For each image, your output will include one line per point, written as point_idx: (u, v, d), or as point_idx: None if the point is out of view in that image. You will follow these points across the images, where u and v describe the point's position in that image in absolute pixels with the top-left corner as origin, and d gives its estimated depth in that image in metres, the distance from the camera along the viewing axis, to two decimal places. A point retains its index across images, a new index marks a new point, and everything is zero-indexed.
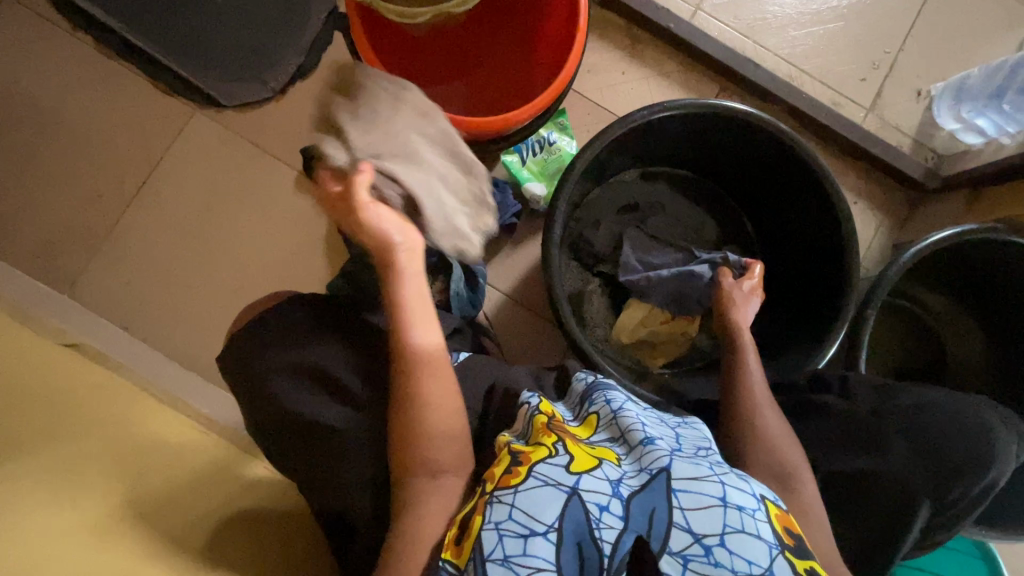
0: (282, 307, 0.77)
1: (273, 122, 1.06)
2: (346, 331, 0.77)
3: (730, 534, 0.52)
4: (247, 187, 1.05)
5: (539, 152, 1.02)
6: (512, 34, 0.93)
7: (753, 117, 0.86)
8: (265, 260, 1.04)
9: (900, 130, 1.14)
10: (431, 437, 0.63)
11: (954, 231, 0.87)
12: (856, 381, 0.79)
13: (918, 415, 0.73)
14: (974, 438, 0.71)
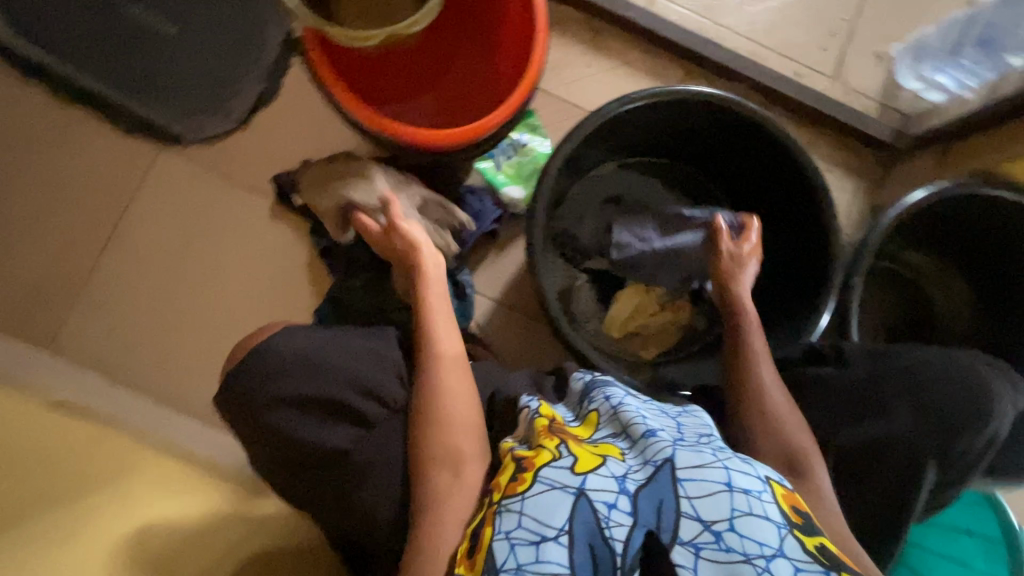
0: (276, 338, 0.74)
1: (239, 153, 1.04)
2: (347, 352, 0.75)
3: (739, 518, 0.51)
4: (222, 221, 1.04)
5: (513, 155, 1.01)
6: (474, 36, 0.90)
7: (722, 99, 0.86)
8: (248, 293, 1.02)
9: (864, 94, 1.16)
10: (449, 429, 0.68)
11: (931, 189, 0.87)
12: (851, 350, 0.79)
13: (911, 377, 0.74)
14: (974, 392, 0.71)
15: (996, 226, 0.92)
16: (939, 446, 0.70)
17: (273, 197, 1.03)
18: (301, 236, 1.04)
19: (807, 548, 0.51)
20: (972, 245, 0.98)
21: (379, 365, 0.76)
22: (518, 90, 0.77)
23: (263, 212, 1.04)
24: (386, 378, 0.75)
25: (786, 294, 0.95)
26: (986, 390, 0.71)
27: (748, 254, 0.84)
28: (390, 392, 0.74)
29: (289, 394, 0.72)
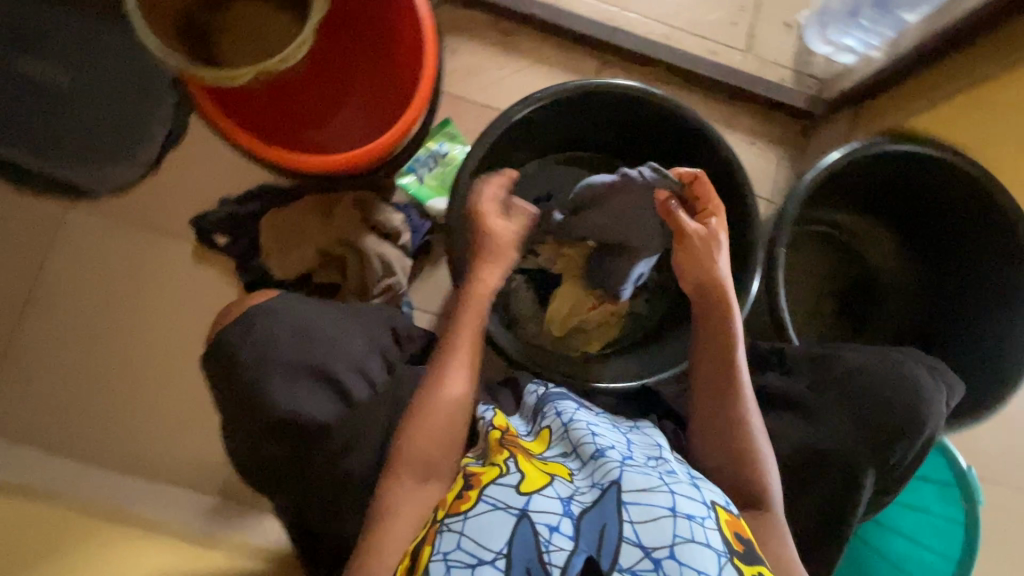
0: (278, 301, 0.76)
1: (152, 198, 1.00)
2: (343, 329, 0.76)
3: (679, 546, 0.51)
4: (146, 271, 1.00)
5: (434, 166, 0.99)
6: (367, 44, 0.87)
7: (625, 88, 0.86)
8: (180, 342, 0.99)
9: (779, 64, 1.17)
10: (437, 409, 0.69)
11: (849, 148, 0.88)
12: (793, 353, 0.84)
13: (851, 382, 0.79)
14: (903, 396, 0.77)
15: (918, 180, 0.94)
16: (875, 449, 0.75)
17: (194, 239, 1.00)
18: (227, 276, 1.01)
19: None
20: (897, 199, 1.00)
21: (371, 346, 0.77)
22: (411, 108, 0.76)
23: (185, 256, 1.00)
24: (372, 360, 0.75)
25: None
26: (917, 389, 0.78)
27: (716, 229, 0.75)
28: (378, 375, 0.75)
29: (288, 356, 0.71)
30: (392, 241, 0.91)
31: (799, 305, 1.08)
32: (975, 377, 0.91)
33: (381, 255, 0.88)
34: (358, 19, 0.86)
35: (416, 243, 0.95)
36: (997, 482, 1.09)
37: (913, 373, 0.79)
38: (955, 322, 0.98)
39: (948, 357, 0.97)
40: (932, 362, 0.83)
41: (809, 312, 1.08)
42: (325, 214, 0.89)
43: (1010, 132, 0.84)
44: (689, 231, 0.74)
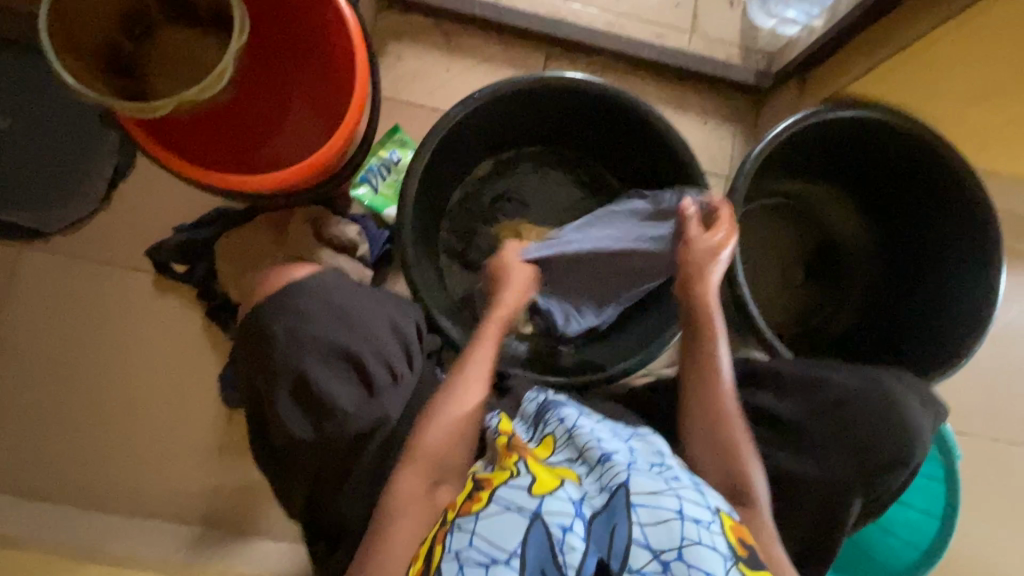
0: (313, 277, 0.74)
1: (107, 233, 0.99)
2: (373, 314, 0.74)
3: (687, 547, 0.51)
4: (108, 307, 0.99)
5: (388, 174, 1.00)
6: (300, 60, 0.87)
7: (574, 81, 0.85)
8: (152, 374, 0.99)
9: (725, 41, 1.17)
10: (454, 405, 0.70)
11: (803, 114, 0.88)
12: (788, 376, 0.80)
13: (842, 408, 0.76)
14: (894, 430, 0.74)
15: (873, 146, 0.94)
16: (857, 478, 0.73)
17: (152, 269, 0.99)
18: (190, 304, 1.00)
19: None
20: (853, 165, 1.01)
21: (398, 333, 0.75)
22: (348, 117, 0.76)
23: (148, 287, 1.00)
24: (398, 351, 0.74)
25: None
26: (905, 411, 0.76)
27: (722, 242, 0.80)
28: (400, 366, 0.74)
29: (325, 335, 0.70)
30: (349, 254, 0.90)
31: (765, 278, 1.09)
32: (941, 341, 0.90)
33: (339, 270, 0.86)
34: (289, 36, 0.86)
35: (375, 253, 0.95)
36: (974, 433, 1.11)
37: (898, 394, 0.77)
38: (912, 318, 0.97)
39: (911, 321, 0.97)
40: (916, 383, 0.80)
41: (775, 282, 1.09)
42: (278, 237, 0.87)
43: (950, 87, 0.85)
44: (694, 236, 0.80)
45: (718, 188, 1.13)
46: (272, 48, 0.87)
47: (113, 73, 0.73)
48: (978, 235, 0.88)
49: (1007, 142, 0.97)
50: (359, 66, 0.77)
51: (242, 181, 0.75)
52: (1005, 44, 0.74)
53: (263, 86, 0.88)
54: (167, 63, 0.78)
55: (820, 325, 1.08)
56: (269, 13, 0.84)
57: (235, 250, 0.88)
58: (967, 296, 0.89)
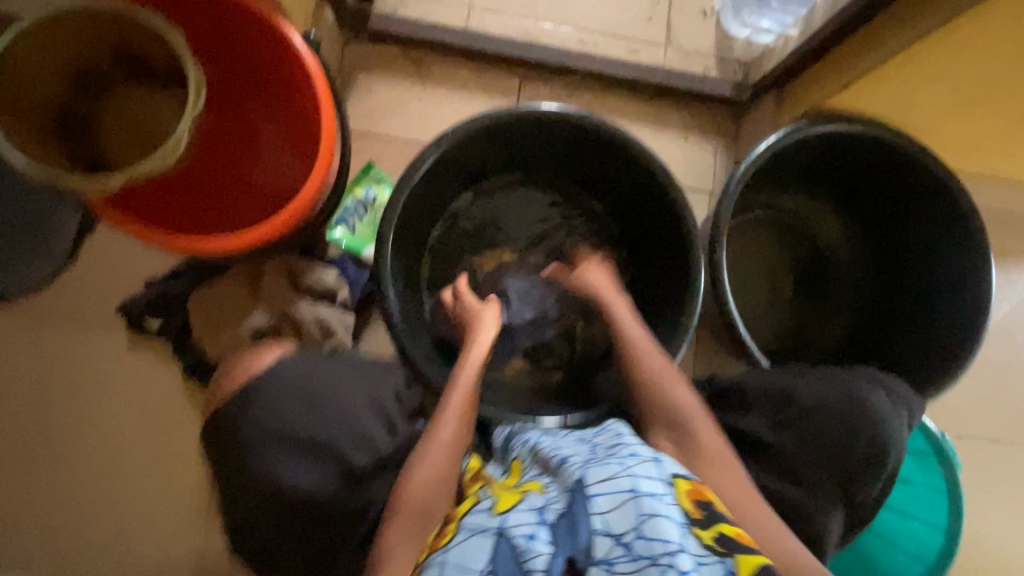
0: (283, 365, 0.73)
1: (75, 291, 0.95)
2: (347, 395, 0.73)
3: (644, 522, 0.49)
4: (80, 368, 0.95)
5: (365, 214, 0.96)
6: (263, 103, 0.84)
7: (551, 113, 0.82)
8: (130, 433, 0.95)
9: (701, 53, 1.15)
10: (431, 454, 0.67)
11: (783, 132, 0.86)
12: (752, 390, 0.78)
13: (808, 420, 0.74)
14: (863, 427, 0.73)
15: (857, 157, 0.93)
16: (835, 493, 0.72)
17: (125, 326, 0.95)
18: (166, 359, 0.96)
19: (706, 543, 0.49)
20: (837, 177, 1.00)
21: (375, 409, 0.74)
22: (319, 165, 0.74)
23: (121, 343, 0.96)
24: (376, 427, 0.73)
25: (659, 283, 0.93)
26: (876, 417, 0.74)
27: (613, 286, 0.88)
28: (382, 442, 0.73)
29: (295, 429, 0.70)
30: (329, 301, 0.87)
31: (753, 293, 1.08)
32: (936, 347, 0.89)
33: (321, 320, 0.84)
34: (247, 79, 0.83)
35: (357, 297, 0.92)
36: (970, 437, 1.11)
37: (864, 397, 0.76)
38: (902, 328, 0.97)
39: (904, 330, 0.96)
40: (890, 384, 0.78)
41: (763, 298, 1.08)
42: (253, 290, 0.84)
43: (928, 97, 0.84)
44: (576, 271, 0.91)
45: (703, 205, 1.11)
46: (234, 107, 0.85)
47: (60, 136, 0.70)
48: (955, 221, 0.88)
49: (987, 147, 0.96)
50: (324, 108, 0.74)
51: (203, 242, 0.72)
52: (985, 51, 0.72)
53: (225, 146, 0.86)
54: (120, 126, 0.76)
55: (812, 338, 1.07)
56: (233, 74, 0.83)
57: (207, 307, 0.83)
58: (957, 302, 0.89)
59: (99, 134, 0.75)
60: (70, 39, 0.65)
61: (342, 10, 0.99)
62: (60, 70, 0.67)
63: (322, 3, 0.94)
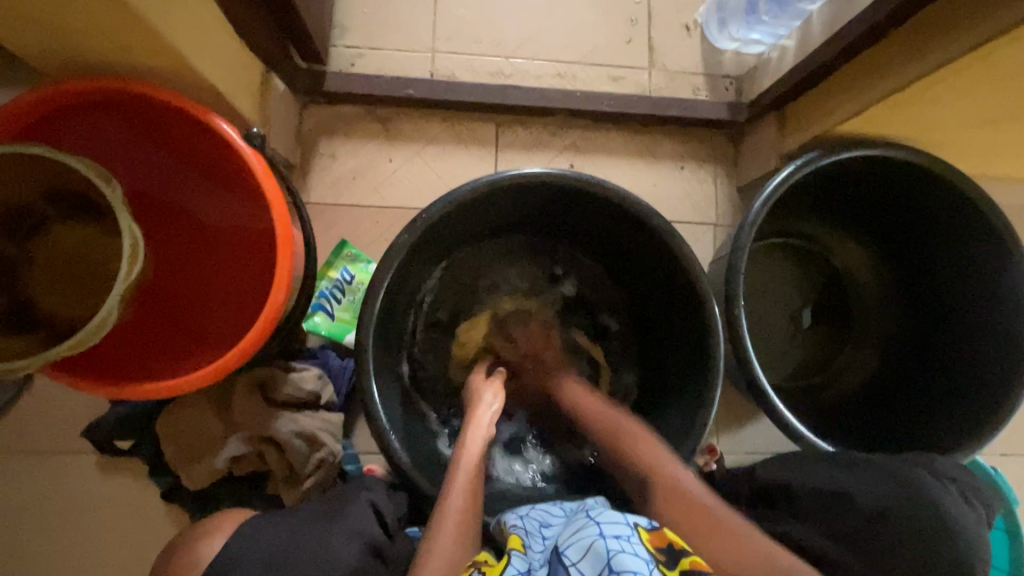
0: (231, 541, 0.57)
1: (35, 419, 0.87)
2: (318, 538, 0.61)
3: (614, 558, 0.48)
4: (52, 500, 0.87)
5: (342, 297, 0.88)
6: (208, 196, 0.76)
7: (541, 177, 0.72)
8: (117, 563, 0.87)
9: (689, 72, 1.05)
10: (436, 558, 0.60)
11: (794, 166, 0.78)
12: (801, 492, 0.73)
13: (875, 531, 0.65)
14: (937, 534, 0.64)
15: (876, 178, 0.85)
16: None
17: (94, 450, 0.87)
18: (143, 480, 0.88)
19: None
20: (858, 194, 0.90)
21: (360, 540, 0.63)
22: (281, 257, 0.66)
23: (94, 467, 0.88)
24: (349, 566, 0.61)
25: (670, 343, 0.84)
26: (950, 520, 0.65)
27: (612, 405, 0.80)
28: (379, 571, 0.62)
29: None
30: (311, 406, 0.79)
31: (771, 330, 1.00)
32: (989, 383, 0.81)
33: (304, 433, 0.76)
34: (185, 173, 0.75)
35: (342, 391, 0.84)
36: (1014, 454, 1.03)
37: (931, 488, 0.68)
38: (939, 359, 0.90)
39: (948, 367, 0.88)
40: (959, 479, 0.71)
41: (782, 334, 1.01)
42: (222, 410, 0.76)
43: (945, 116, 0.77)
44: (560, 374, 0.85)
45: (710, 239, 1.02)
46: (182, 216, 0.78)
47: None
48: (986, 235, 0.80)
49: (1011, 153, 0.88)
50: (267, 188, 0.66)
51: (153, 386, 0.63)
52: (1012, 58, 0.64)
53: (178, 259, 0.79)
54: (55, 265, 0.71)
55: (837, 372, 1.00)
56: (176, 181, 0.76)
57: (177, 430, 0.75)
58: (996, 335, 0.82)
59: (33, 280, 0.69)
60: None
61: (292, 76, 0.90)
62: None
63: (270, 73, 0.85)
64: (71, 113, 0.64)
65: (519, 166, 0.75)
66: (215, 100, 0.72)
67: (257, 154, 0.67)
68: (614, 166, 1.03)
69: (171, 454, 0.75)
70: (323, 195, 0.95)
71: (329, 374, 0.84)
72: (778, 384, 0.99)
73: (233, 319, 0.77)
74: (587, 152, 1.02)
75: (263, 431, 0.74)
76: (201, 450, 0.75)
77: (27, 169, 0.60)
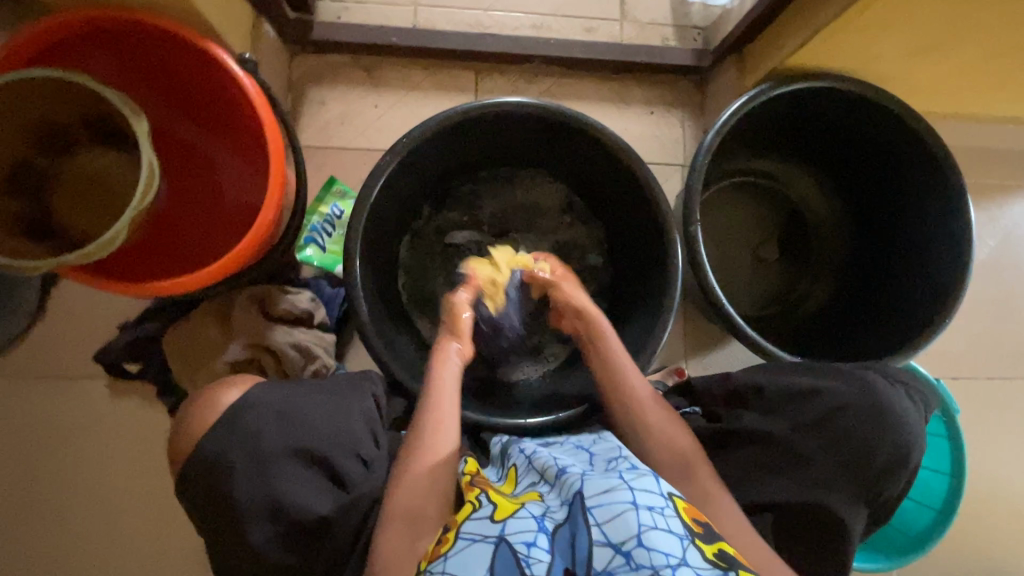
0: (246, 394, 0.68)
1: (51, 345, 0.94)
2: (338, 415, 0.71)
3: (645, 533, 0.52)
4: (67, 418, 0.94)
5: (333, 231, 0.93)
6: (210, 129, 0.83)
7: (513, 106, 0.79)
8: (126, 475, 0.94)
9: (658, 22, 1.11)
10: (421, 453, 0.68)
11: (746, 97, 0.84)
12: (772, 390, 0.80)
13: (834, 421, 0.75)
14: (886, 434, 0.74)
15: (826, 111, 0.91)
16: (858, 495, 0.74)
17: (105, 373, 0.94)
18: (152, 401, 0.95)
19: (708, 555, 0.52)
20: (811, 129, 0.97)
21: (362, 422, 0.72)
22: (274, 175, 0.73)
23: (107, 389, 0.94)
24: (364, 437, 0.71)
25: (636, 265, 0.91)
26: (896, 417, 0.75)
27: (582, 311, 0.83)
28: (368, 450, 0.71)
29: (289, 445, 0.66)
30: (305, 323, 0.86)
31: (736, 261, 1.07)
32: (938, 283, 0.88)
33: (299, 345, 0.83)
34: (191, 107, 0.82)
35: (335, 315, 0.91)
36: (964, 375, 1.11)
37: (884, 392, 0.77)
38: (886, 280, 0.98)
39: (897, 283, 0.96)
40: (908, 380, 0.80)
41: (746, 266, 1.07)
42: (221, 324, 0.83)
43: (883, 45, 0.84)
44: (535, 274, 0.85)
45: (677, 178, 1.09)
46: (188, 150, 0.85)
47: (12, 198, 0.70)
48: (928, 159, 0.87)
49: (950, 83, 0.95)
50: (261, 112, 0.73)
51: (168, 285, 0.70)
52: None
53: (179, 186, 0.85)
54: (77, 191, 0.77)
55: (799, 298, 1.07)
56: (178, 112, 0.83)
57: (182, 341, 0.83)
58: (941, 241, 0.89)
59: (57, 203, 0.75)
60: (17, 114, 0.65)
61: (282, 24, 0.96)
62: (15, 135, 0.68)
63: (260, 19, 0.91)
64: (86, 41, 0.71)
65: (492, 96, 0.81)
66: (210, 36, 0.78)
67: (255, 83, 0.74)
68: (588, 111, 1.09)
69: (179, 363, 0.82)
70: (314, 138, 1.01)
71: (321, 300, 0.91)
72: (743, 312, 1.06)
73: (235, 241, 0.83)
74: (560, 99, 1.09)
75: (265, 340, 0.81)
76: (201, 361, 0.82)
77: (50, 95, 0.66)
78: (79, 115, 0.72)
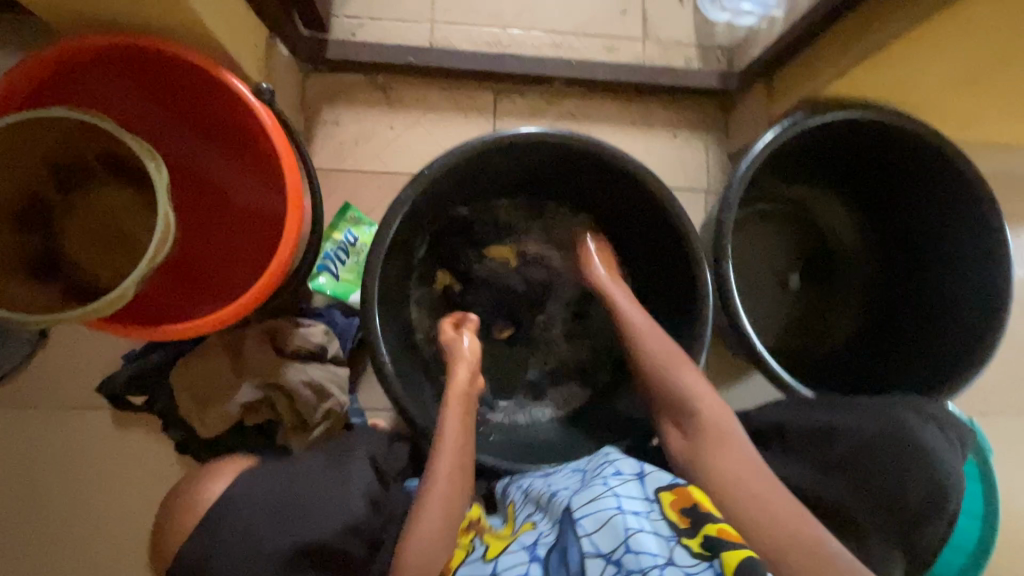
0: (231, 487, 0.63)
1: (53, 375, 0.90)
2: (332, 488, 0.67)
3: (631, 537, 0.51)
4: (69, 452, 0.90)
5: (346, 258, 0.90)
6: (223, 158, 0.80)
7: (539, 137, 0.75)
8: (132, 512, 0.91)
9: (682, 42, 1.08)
10: (433, 497, 0.63)
11: (778, 128, 0.81)
12: (795, 429, 0.77)
13: (860, 462, 0.72)
14: (924, 480, 0.71)
15: (859, 138, 0.88)
16: (890, 544, 0.71)
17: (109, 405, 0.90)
18: (157, 434, 0.92)
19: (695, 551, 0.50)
20: (841, 157, 0.94)
21: (358, 491, 0.69)
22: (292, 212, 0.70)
23: (111, 421, 0.91)
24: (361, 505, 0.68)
25: (662, 299, 0.88)
26: (926, 448, 0.72)
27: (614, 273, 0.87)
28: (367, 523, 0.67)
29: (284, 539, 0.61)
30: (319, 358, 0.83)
31: (760, 290, 1.04)
32: (972, 316, 0.85)
33: (313, 383, 0.79)
34: (205, 136, 0.79)
35: (348, 347, 0.87)
36: (992, 411, 1.08)
37: (918, 434, 0.73)
38: (916, 315, 0.95)
39: (927, 315, 0.93)
40: (940, 414, 0.76)
41: (771, 296, 1.04)
42: (233, 361, 0.80)
43: (922, 75, 0.80)
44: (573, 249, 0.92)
45: (700, 204, 1.06)
46: (199, 178, 0.81)
47: (21, 232, 0.67)
48: (961, 187, 0.84)
49: (988, 113, 0.91)
50: (279, 145, 0.69)
51: (180, 329, 0.66)
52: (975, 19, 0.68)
53: (190, 215, 0.82)
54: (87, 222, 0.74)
55: (825, 329, 1.04)
56: (191, 140, 0.79)
57: (192, 379, 0.79)
58: (974, 271, 0.86)
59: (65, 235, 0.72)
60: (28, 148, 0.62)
61: (296, 43, 0.92)
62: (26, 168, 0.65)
63: (274, 39, 0.87)
64: (98, 67, 0.67)
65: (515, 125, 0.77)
66: (224, 61, 0.75)
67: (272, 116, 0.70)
68: (609, 134, 1.05)
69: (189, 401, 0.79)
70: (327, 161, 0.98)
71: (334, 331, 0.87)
72: (768, 344, 1.03)
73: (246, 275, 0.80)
74: (581, 121, 1.05)
75: (279, 378, 0.78)
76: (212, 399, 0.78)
77: (61, 130, 0.63)
78: (96, 148, 0.69)
